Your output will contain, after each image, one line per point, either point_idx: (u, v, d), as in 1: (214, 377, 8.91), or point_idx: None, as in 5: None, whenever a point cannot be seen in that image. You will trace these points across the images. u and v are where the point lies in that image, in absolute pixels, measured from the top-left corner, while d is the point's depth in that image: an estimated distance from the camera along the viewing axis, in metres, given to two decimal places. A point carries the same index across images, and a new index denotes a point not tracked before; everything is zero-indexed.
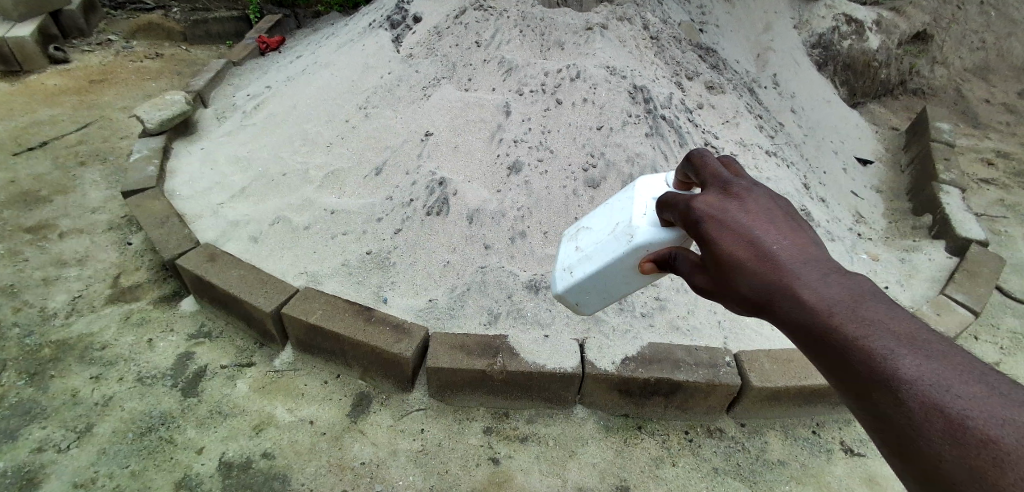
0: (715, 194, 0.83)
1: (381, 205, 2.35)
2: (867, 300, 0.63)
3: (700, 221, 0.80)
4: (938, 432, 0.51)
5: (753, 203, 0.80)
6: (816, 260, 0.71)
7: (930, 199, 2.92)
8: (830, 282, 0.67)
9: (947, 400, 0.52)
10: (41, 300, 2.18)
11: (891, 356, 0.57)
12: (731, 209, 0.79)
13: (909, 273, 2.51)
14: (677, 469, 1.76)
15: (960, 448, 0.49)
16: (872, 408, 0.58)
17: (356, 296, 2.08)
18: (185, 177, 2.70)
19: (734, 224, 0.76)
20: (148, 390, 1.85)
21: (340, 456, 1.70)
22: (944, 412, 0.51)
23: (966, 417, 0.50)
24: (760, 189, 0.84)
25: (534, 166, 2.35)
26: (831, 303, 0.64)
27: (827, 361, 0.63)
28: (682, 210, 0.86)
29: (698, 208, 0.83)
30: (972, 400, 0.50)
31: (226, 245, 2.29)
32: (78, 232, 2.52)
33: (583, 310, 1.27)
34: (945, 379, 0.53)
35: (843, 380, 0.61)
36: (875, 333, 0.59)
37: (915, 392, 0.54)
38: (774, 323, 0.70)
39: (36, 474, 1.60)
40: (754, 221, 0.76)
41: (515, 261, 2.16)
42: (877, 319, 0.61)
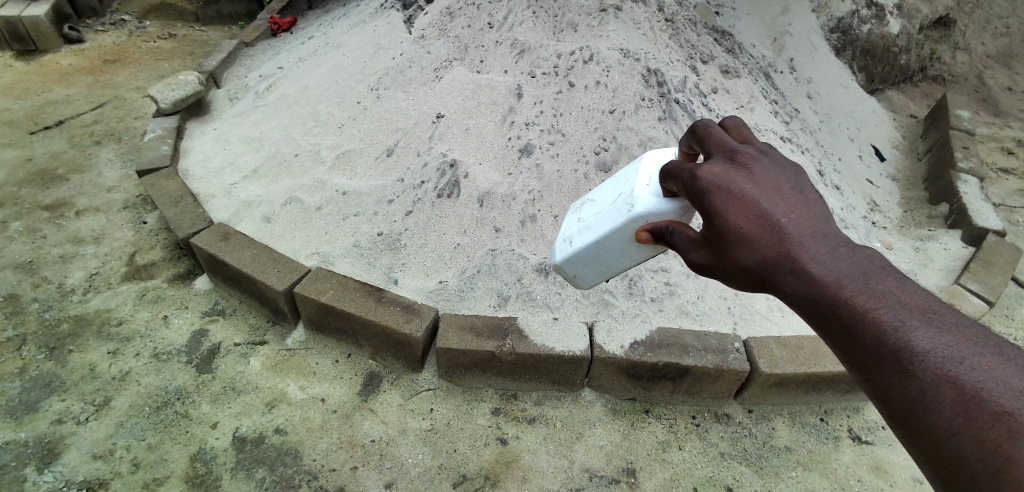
0: (722, 166, 0.83)
1: (392, 187, 2.35)
2: (875, 274, 0.65)
3: (706, 191, 0.80)
4: (951, 405, 0.53)
5: (762, 179, 0.80)
6: (824, 236, 0.72)
7: (948, 187, 2.86)
8: (837, 258, 0.68)
9: (961, 373, 0.54)
10: (59, 276, 2.22)
11: (902, 330, 0.59)
12: (739, 183, 0.80)
13: (924, 262, 2.47)
14: (683, 453, 1.76)
15: (972, 421, 0.51)
16: (881, 382, 0.60)
17: (367, 277, 2.09)
18: (198, 157, 2.72)
19: (742, 198, 0.77)
20: (163, 366, 1.88)
21: (350, 433, 1.73)
22: (956, 384, 0.53)
23: (980, 390, 0.52)
24: (766, 161, 0.85)
25: (545, 149, 2.33)
26: (844, 280, 0.65)
27: (834, 336, 0.65)
28: (685, 180, 0.85)
29: (702, 178, 0.82)
30: (985, 373, 0.52)
31: (239, 225, 2.31)
32: (94, 210, 2.56)
33: (579, 284, 1.27)
34: (958, 352, 0.55)
35: (853, 355, 0.63)
36: (885, 307, 0.61)
37: (928, 366, 0.56)
38: (780, 298, 0.72)
39: (56, 445, 1.64)
40: (762, 196, 0.78)
41: (526, 244, 2.16)
42: (888, 293, 0.62)
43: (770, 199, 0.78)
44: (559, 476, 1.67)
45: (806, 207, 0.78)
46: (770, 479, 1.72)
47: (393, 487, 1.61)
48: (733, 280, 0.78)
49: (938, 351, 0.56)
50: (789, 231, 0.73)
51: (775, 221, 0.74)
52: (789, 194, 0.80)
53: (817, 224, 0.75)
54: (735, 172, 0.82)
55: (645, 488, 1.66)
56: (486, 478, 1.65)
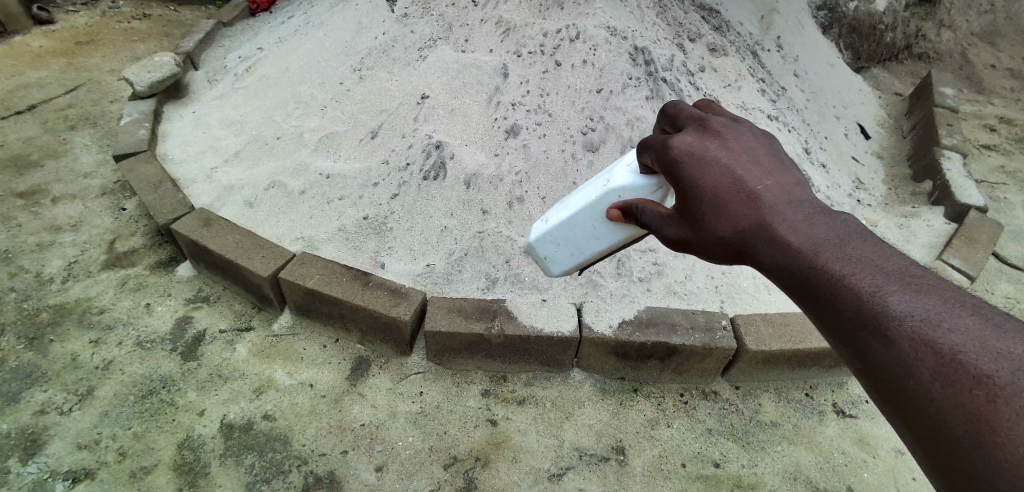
0: (694, 135, 0.91)
1: (377, 169, 2.31)
2: (852, 243, 0.69)
3: (680, 160, 0.88)
4: (930, 368, 0.56)
5: (733, 147, 0.88)
6: (804, 209, 0.77)
7: (930, 164, 2.89)
8: (815, 228, 0.73)
9: (939, 336, 0.57)
10: (36, 265, 2.17)
11: (880, 297, 0.62)
12: (710, 148, 0.88)
13: (907, 239, 2.49)
14: (671, 430, 1.79)
15: (950, 382, 0.54)
16: (861, 348, 0.64)
17: (354, 261, 2.07)
18: (177, 141, 2.65)
19: (715, 166, 0.85)
20: (148, 354, 1.86)
21: (339, 418, 1.72)
22: (935, 348, 0.56)
23: (957, 351, 0.55)
24: (738, 131, 0.92)
25: (532, 130, 2.31)
26: (822, 248, 0.70)
27: (813, 305, 0.69)
28: (659, 150, 0.93)
29: (677, 147, 0.90)
30: (961, 335, 0.56)
31: (221, 210, 2.26)
32: (70, 196, 2.49)
33: (549, 269, 1.26)
34: (935, 315, 0.58)
35: (835, 324, 0.67)
36: (861, 274, 0.65)
37: (904, 330, 0.59)
38: (763, 271, 0.77)
39: (39, 436, 1.62)
40: (739, 167, 0.85)
41: (513, 226, 2.15)
42: (867, 261, 0.66)
43: (746, 171, 0.84)
44: (549, 455, 1.69)
45: (786, 181, 0.83)
46: (756, 453, 1.75)
47: (384, 469, 1.61)
48: (716, 255, 0.83)
49: (916, 316, 0.59)
50: (769, 205, 0.78)
51: (752, 192, 0.81)
52: (767, 169, 0.85)
53: (797, 198, 0.80)
54: (711, 147, 0.88)
55: (634, 465, 1.68)
56: (477, 459, 1.66)
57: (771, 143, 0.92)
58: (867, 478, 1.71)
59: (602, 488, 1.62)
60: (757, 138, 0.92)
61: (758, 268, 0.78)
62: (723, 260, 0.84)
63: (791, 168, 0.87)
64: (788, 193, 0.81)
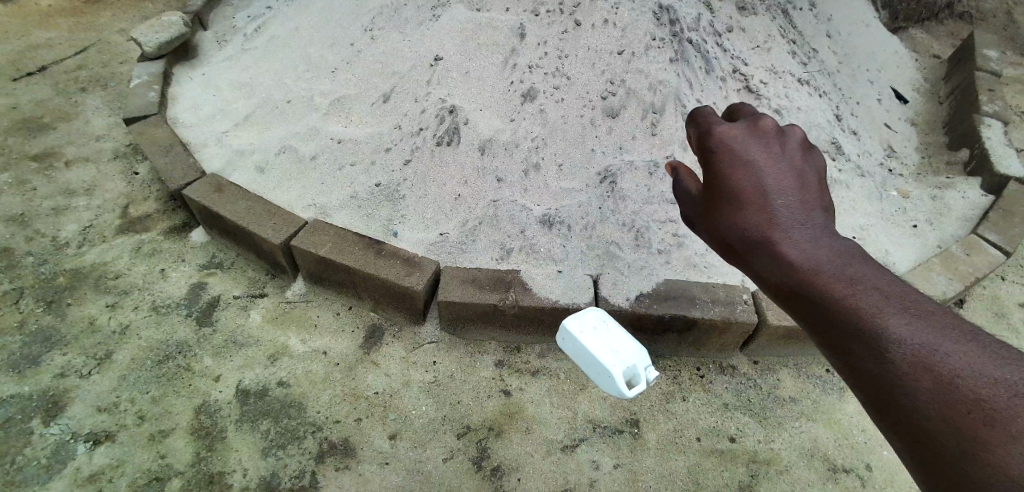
0: (740, 131, 0.90)
1: (389, 134, 2.26)
2: (857, 264, 0.69)
3: (713, 149, 0.89)
4: (925, 391, 0.55)
5: (771, 151, 0.87)
6: (812, 224, 0.77)
7: (968, 132, 2.74)
8: (820, 244, 0.73)
9: (937, 358, 0.56)
10: (52, 229, 2.17)
11: (876, 316, 0.62)
12: (747, 148, 0.87)
13: (939, 212, 2.39)
14: (687, 404, 1.77)
15: (947, 407, 0.53)
16: (857, 366, 0.63)
17: (366, 230, 2.03)
18: (187, 104, 2.59)
19: (743, 163, 0.85)
20: (163, 319, 1.87)
21: (353, 386, 1.73)
22: (931, 370, 0.56)
23: (956, 375, 0.54)
24: (787, 140, 0.89)
25: (549, 94, 2.22)
26: (821, 261, 0.71)
27: (813, 319, 0.69)
28: (702, 132, 0.93)
29: (713, 138, 0.90)
30: (963, 359, 0.54)
31: (232, 175, 2.23)
32: (84, 160, 2.47)
33: None
34: (934, 339, 0.57)
35: (829, 337, 0.67)
36: (863, 293, 0.65)
37: (903, 351, 0.58)
38: (758, 275, 0.78)
39: (60, 398, 1.64)
40: (771, 173, 0.83)
41: (528, 195, 2.10)
42: (867, 280, 0.66)
43: (775, 177, 0.83)
44: (563, 427, 1.68)
45: (809, 198, 0.81)
46: (773, 429, 1.73)
47: (398, 437, 1.62)
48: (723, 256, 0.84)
49: (913, 337, 0.58)
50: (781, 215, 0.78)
51: (770, 198, 0.80)
52: (798, 182, 0.83)
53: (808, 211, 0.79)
54: (749, 146, 0.87)
55: (648, 438, 1.67)
56: (490, 429, 1.66)
57: (811, 159, 0.89)
58: (887, 456, 1.69)
59: (616, 460, 1.61)
60: (804, 152, 0.89)
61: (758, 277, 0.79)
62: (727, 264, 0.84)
63: (821, 187, 0.85)
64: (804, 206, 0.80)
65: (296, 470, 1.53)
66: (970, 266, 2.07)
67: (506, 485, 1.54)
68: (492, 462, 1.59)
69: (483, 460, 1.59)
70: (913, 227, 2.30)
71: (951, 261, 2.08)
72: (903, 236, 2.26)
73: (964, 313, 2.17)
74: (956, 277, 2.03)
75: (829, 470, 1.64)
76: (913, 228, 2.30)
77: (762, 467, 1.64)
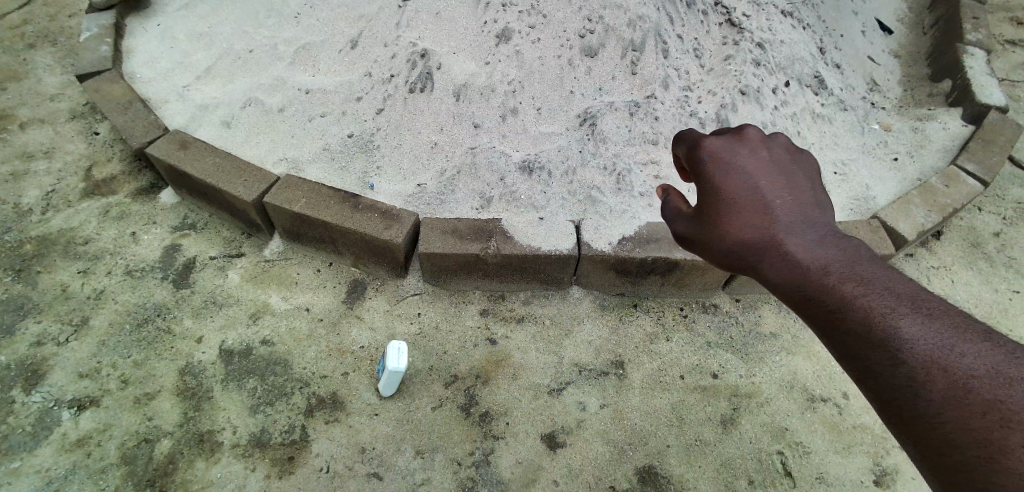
0: (727, 141, 1.01)
1: (360, 82, 2.17)
2: (863, 265, 0.77)
3: (708, 160, 0.99)
4: (939, 390, 0.62)
5: (760, 158, 0.98)
6: (813, 229, 0.85)
7: (951, 63, 2.61)
8: (825, 249, 0.81)
9: (950, 359, 0.63)
10: (12, 195, 2.07)
11: (887, 317, 0.69)
12: (738, 157, 0.97)
13: (919, 144, 2.36)
14: (670, 344, 1.80)
15: (961, 406, 0.60)
16: (868, 366, 0.70)
17: (341, 183, 1.96)
18: (143, 56, 2.40)
19: (738, 173, 0.95)
20: (139, 283, 1.83)
21: (338, 341, 1.73)
22: (946, 370, 0.63)
23: (968, 377, 0.61)
24: (770, 147, 1.00)
25: (524, 34, 2.11)
26: (828, 264, 0.79)
27: (822, 322, 0.76)
28: (693, 146, 1.03)
29: (707, 149, 1.00)
30: (976, 360, 0.62)
31: (197, 131, 2.11)
32: (38, 121, 2.33)
33: None
34: (943, 339, 0.64)
35: (836, 338, 0.74)
36: (874, 295, 0.71)
37: (914, 350, 0.65)
38: (765, 279, 0.86)
39: (40, 366, 1.62)
40: (766, 180, 0.93)
41: (507, 141, 2.03)
42: (873, 279, 0.74)
43: (770, 185, 0.93)
44: (549, 371, 1.70)
45: (806, 203, 0.91)
46: (754, 364, 1.77)
47: (386, 389, 1.63)
48: (728, 262, 0.92)
49: (924, 336, 0.65)
50: (784, 224, 0.87)
51: (770, 206, 0.90)
52: (791, 190, 0.93)
53: (809, 219, 0.88)
54: (742, 158, 0.97)
55: (633, 378, 1.70)
56: (477, 377, 1.67)
57: (799, 166, 0.99)
58: None
59: (602, 400, 1.65)
60: (792, 159, 0.99)
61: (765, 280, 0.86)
62: (732, 269, 0.92)
63: (812, 190, 0.95)
64: (804, 212, 0.89)
65: (287, 424, 1.54)
66: (947, 199, 2.07)
67: (495, 430, 1.57)
68: (480, 407, 1.61)
69: (472, 406, 1.61)
70: (893, 160, 2.29)
71: (930, 193, 2.08)
72: (882, 169, 2.25)
73: (940, 244, 2.20)
74: (935, 209, 2.03)
75: (806, 400, 1.70)
76: (893, 161, 2.29)
77: (743, 400, 1.68)
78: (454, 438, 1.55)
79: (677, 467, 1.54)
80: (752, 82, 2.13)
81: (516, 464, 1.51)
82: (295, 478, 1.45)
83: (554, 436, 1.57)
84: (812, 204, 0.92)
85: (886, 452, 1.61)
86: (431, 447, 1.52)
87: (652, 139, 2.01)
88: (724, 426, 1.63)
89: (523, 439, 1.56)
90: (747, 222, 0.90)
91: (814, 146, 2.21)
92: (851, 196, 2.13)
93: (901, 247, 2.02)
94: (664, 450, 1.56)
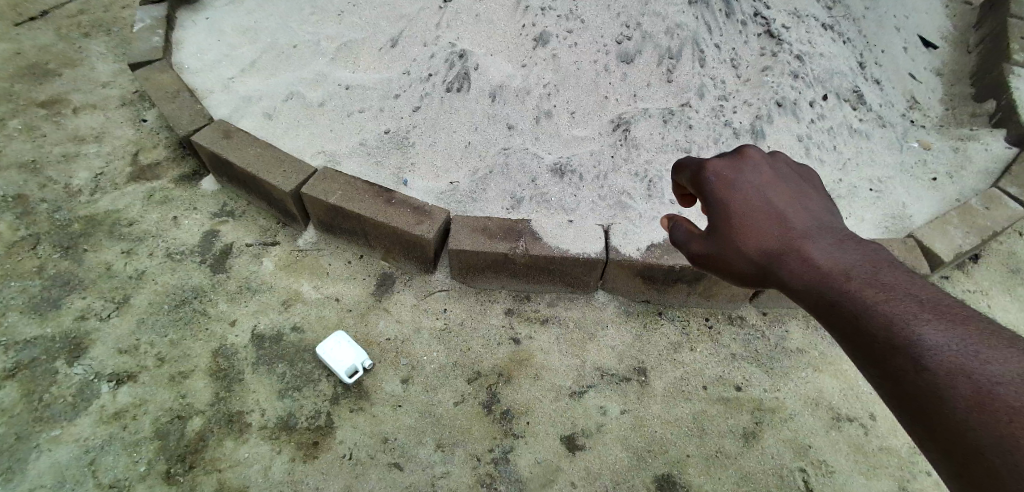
0: (730, 161, 1.05)
1: (398, 80, 2.21)
2: (883, 269, 0.76)
3: (716, 180, 1.02)
4: (965, 398, 0.60)
5: (766, 174, 1.01)
6: (831, 237, 0.87)
7: (996, 82, 2.46)
8: (843, 254, 0.82)
9: (975, 367, 0.60)
10: (64, 176, 2.16)
11: (910, 324, 0.68)
12: (745, 175, 1.01)
13: (960, 164, 2.27)
14: (694, 354, 1.78)
15: (986, 414, 0.57)
16: (890, 372, 0.68)
17: (376, 178, 2.00)
18: (192, 49, 2.48)
19: (746, 191, 0.99)
20: (178, 265, 1.90)
21: (366, 331, 1.77)
22: (972, 379, 0.60)
23: (995, 384, 0.58)
24: (774, 164, 1.04)
25: (562, 38, 2.14)
26: (846, 269, 0.79)
27: (844, 331, 0.75)
28: (696, 171, 1.07)
29: (712, 171, 1.04)
30: (1002, 368, 0.59)
31: (241, 122, 2.18)
32: (91, 107, 2.43)
33: None
34: (969, 347, 0.62)
35: (858, 347, 0.73)
36: (895, 300, 0.71)
37: (939, 358, 0.63)
38: (787, 290, 0.87)
39: (82, 340, 1.69)
40: (775, 197, 0.97)
41: (540, 143, 2.05)
42: (894, 284, 0.73)
43: (780, 200, 0.96)
44: (571, 374, 1.70)
45: (820, 215, 0.93)
46: (780, 379, 1.74)
47: (410, 382, 1.66)
48: (748, 273, 0.95)
49: (949, 344, 0.64)
50: (800, 233, 0.89)
51: (784, 219, 0.93)
52: (801, 203, 0.96)
53: (823, 228, 0.90)
54: (746, 174, 1.01)
55: (655, 386, 1.69)
56: (500, 375, 1.69)
57: (804, 182, 1.03)
58: None
59: (623, 406, 1.64)
60: (796, 175, 1.03)
61: (787, 290, 0.87)
62: (751, 280, 0.95)
63: (822, 202, 0.98)
64: (821, 223, 0.91)
65: (312, 410, 1.58)
66: (987, 221, 2.00)
67: (515, 428, 1.58)
68: (501, 405, 1.62)
69: (493, 404, 1.62)
70: (932, 180, 2.22)
71: (968, 214, 2.01)
72: (921, 188, 2.19)
73: (978, 268, 2.13)
74: (974, 231, 1.96)
75: (832, 419, 1.66)
76: (932, 181, 2.22)
77: (766, 415, 1.66)
78: (474, 434, 1.56)
79: (696, 477, 1.52)
80: (789, 94, 2.10)
81: (534, 464, 1.51)
82: (318, 462, 1.48)
83: (574, 438, 1.57)
84: (827, 216, 0.93)
85: (913, 477, 1.57)
86: (451, 442, 1.54)
87: (685, 147, 2.00)
88: (746, 440, 1.60)
89: (543, 440, 1.56)
90: (762, 234, 0.93)
91: (850, 161, 2.17)
92: (887, 213, 2.08)
93: (938, 268, 1.95)
94: (684, 459, 1.55)
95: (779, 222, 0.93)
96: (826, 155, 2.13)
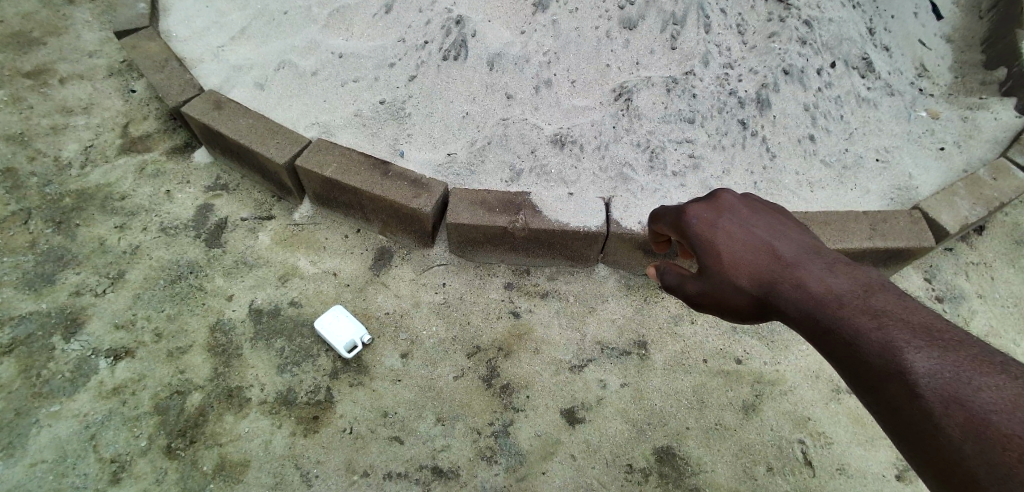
0: (705, 203, 1.03)
1: (392, 48, 2.14)
2: (875, 294, 0.76)
3: (697, 224, 1.00)
4: (959, 426, 0.60)
5: (744, 211, 0.99)
6: (824, 264, 0.85)
7: (1009, 46, 2.36)
8: (837, 280, 0.80)
9: (969, 396, 0.60)
10: (52, 148, 2.11)
11: (903, 351, 0.67)
12: (723, 215, 0.99)
13: (969, 133, 2.22)
14: (694, 326, 1.76)
15: (980, 442, 0.57)
16: (888, 401, 0.68)
17: (372, 149, 1.95)
18: (179, 16, 2.38)
19: (727, 229, 0.97)
20: (173, 240, 1.87)
21: (364, 305, 1.75)
22: (965, 407, 0.60)
23: (987, 412, 0.58)
24: (750, 199, 1.03)
25: (562, 3, 2.06)
26: (840, 295, 0.78)
27: (843, 360, 0.74)
28: (676, 219, 1.05)
29: (690, 216, 1.02)
30: (991, 394, 0.59)
31: (232, 92, 2.11)
32: (78, 77, 2.35)
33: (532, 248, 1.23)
34: (962, 372, 0.62)
35: (858, 375, 0.72)
36: (888, 328, 0.70)
37: (932, 384, 0.64)
38: (787, 321, 0.85)
39: (78, 315, 1.68)
40: (760, 231, 0.95)
41: (539, 113, 2.00)
42: (888, 310, 0.72)
43: (765, 232, 0.94)
44: (571, 348, 1.70)
45: (810, 243, 0.91)
46: (781, 351, 1.74)
47: (409, 356, 1.65)
48: (748, 307, 0.92)
49: (944, 371, 0.63)
50: (792, 262, 0.87)
51: (773, 250, 0.90)
52: (786, 233, 0.93)
53: (814, 253, 0.88)
54: (723, 216, 0.99)
55: (655, 359, 1.69)
56: (500, 349, 1.68)
57: (784, 211, 1.01)
58: None
59: (623, 379, 1.64)
60: (773, 208, 1.02)
61: (787, 320, 0.85)
62: (748, 313, 0.93)
63: (808, 231, 0.96)
64: (810, 248, 0.89)
65: (312, 385, 1.58)
66: (993, 191, 1.96)
67: (514, 402, 1.58)
68: (501, 379, 1.62)
69: (493, 378, 1.62)
70: (939, 149, 2.16)
71: (976, 186, 1.97)
72: (927, 158, 2.14)
73: (982, 239, 2.10)
74: (981, 202, 1.93)
75: (831, 390, 1.67)
76: (939, 150, 2.16)
77: (766, 388, 1.66)
78: (474, 407, 1.56)
79: (696, 449, 1.53)
80: (796, 61, 2.02)
81: (534, 436, 1.52)
82: (318, 436, 1.49)
83: (573, 411, 1.57)
84: (814, 241, 0.92)
85: None
86: (452, 415, 1.54)
87: (689, 117, 1.95)
88: (745, 412, 1.61)
89: (542, 412, 1.56)
90: (754, 265, 0.91)
91: (858, 131, 2.11)
92: (892, 184, 2.04)
93: (942, 240, 1.92)
94: (684, 431, 1.56)
95: (770, 252, 0.91)
96: (833, 124, 2.08)
